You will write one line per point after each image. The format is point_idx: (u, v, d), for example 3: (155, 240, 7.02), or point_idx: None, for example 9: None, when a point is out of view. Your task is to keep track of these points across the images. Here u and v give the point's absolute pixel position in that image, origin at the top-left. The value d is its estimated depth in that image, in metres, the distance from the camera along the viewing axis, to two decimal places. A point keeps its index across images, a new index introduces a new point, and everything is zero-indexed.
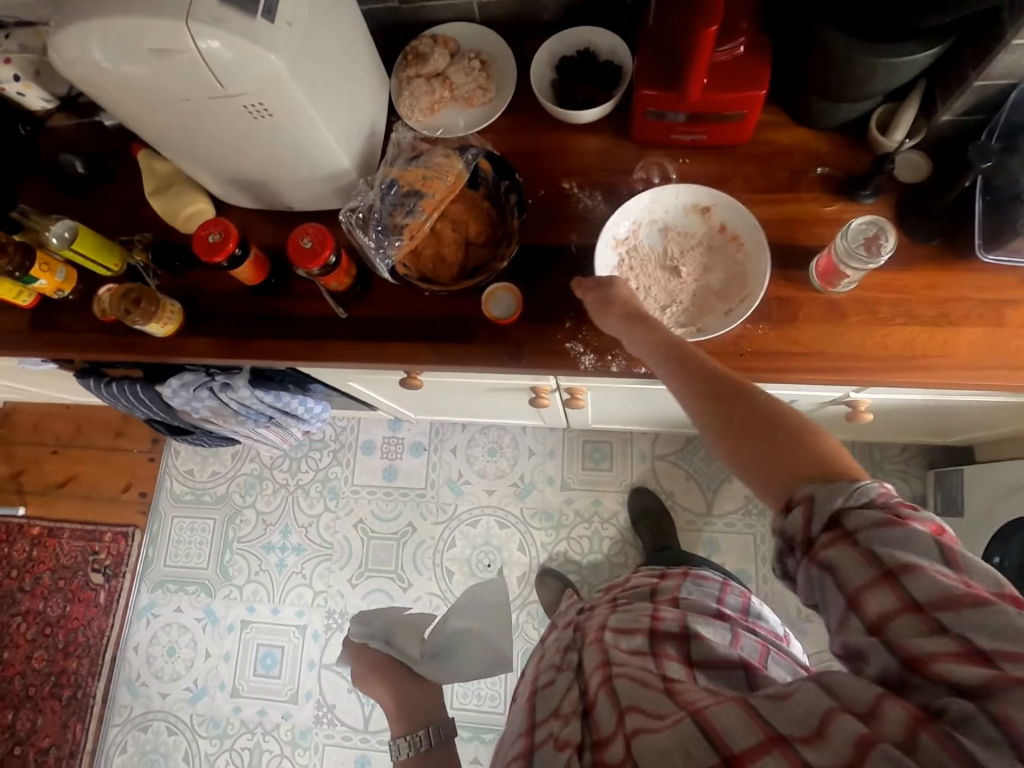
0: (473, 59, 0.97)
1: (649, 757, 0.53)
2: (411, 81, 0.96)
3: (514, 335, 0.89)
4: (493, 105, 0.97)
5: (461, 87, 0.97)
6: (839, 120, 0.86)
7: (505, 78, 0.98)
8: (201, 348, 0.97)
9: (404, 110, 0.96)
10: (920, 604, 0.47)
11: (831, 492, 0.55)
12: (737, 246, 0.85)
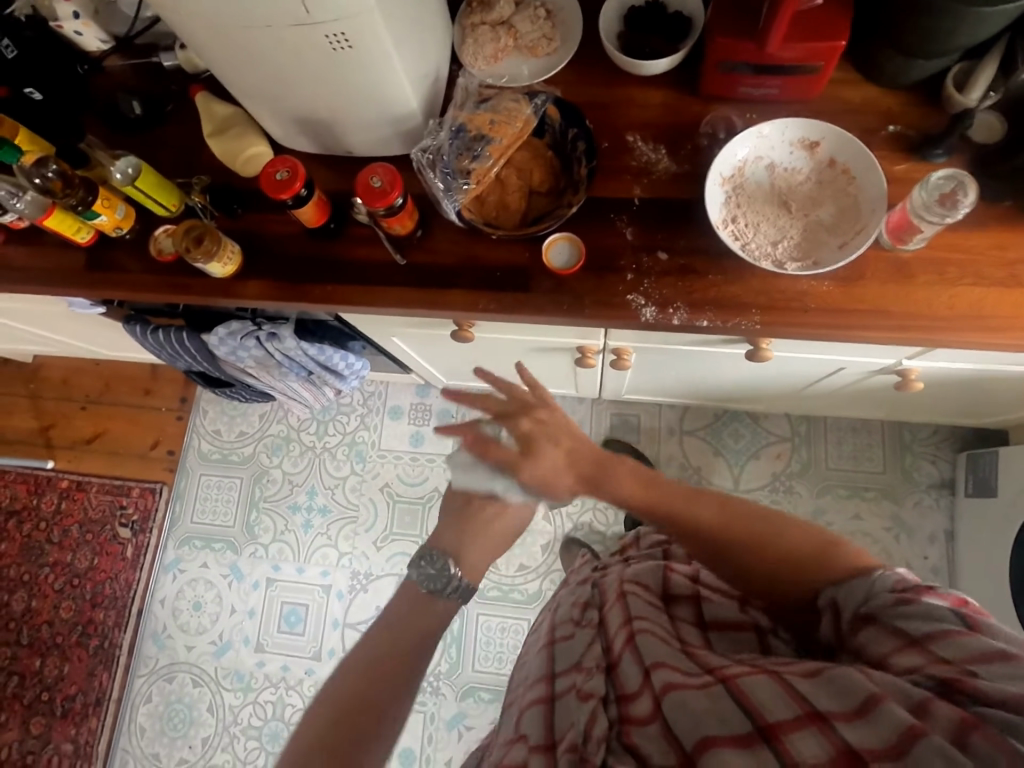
0: (539, 7, 0.96)
1: (682, 711, 0.59)
2: (476, 28, 0.96)
3: (575, 286, 0.89)
4: (558, 55, 0.96)
5: (526, 36, 0.96)
6: (914, 78, 0.85)
7: (570, 27, 0.97)
8: (257, 291, 0.97)
9: (468, 59, 0.96)
10: (948, 658, 0.56)
11: (851, 593, 0.69)
12: (848, 180, 0.84)
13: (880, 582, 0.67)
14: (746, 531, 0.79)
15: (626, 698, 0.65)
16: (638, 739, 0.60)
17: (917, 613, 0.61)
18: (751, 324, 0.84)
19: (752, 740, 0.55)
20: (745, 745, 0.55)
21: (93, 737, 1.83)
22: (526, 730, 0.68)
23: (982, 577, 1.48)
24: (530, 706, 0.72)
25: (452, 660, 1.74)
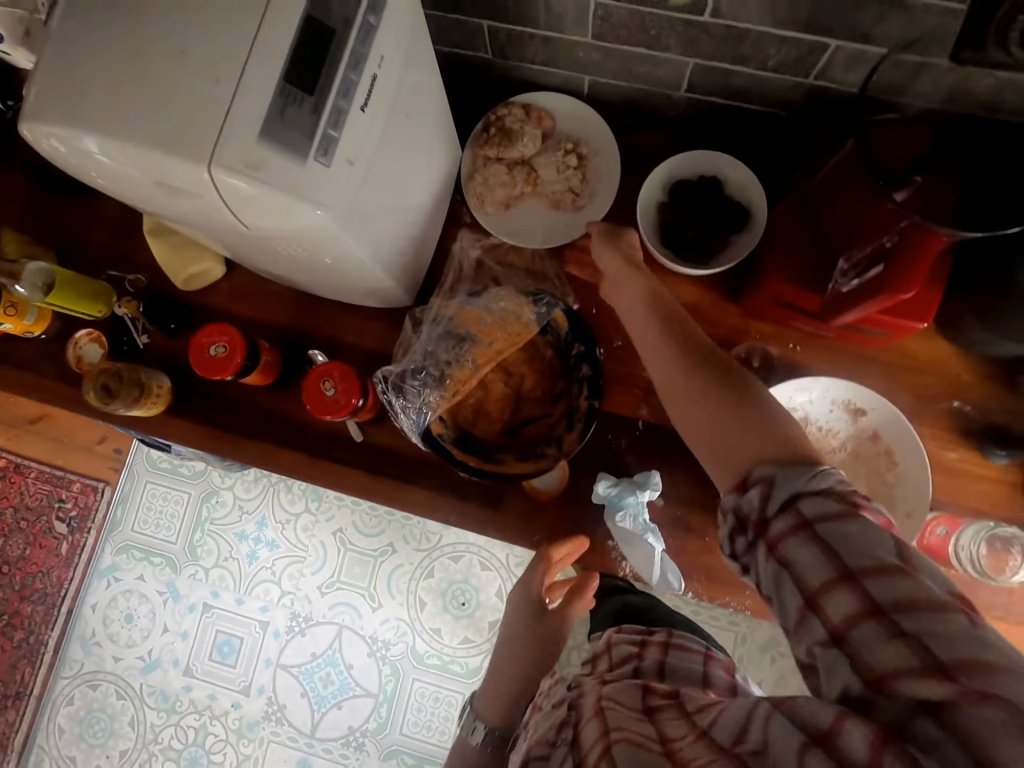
0: (571, 151, 0.77)
1: None
2: (489, 164, 0.76)
3: (551, 515, 0.76)
4: (585, 213, 0.78)
5: (548, 183, 0.77)
6: (996, 354, 0.71)
7: (604, 183, 0.78)
8: (187, 436, 0.82)
9: (475, 202, 0.77)
10: (880, 607, 0.43)
11: (790, 474, 0.50)
12: (890, 464, 0.71)
13: (819, 475, 0.48)
14: (757, 418, 0.54)
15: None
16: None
17: (853, 539, 0.45)
18: (741, 607, 0.73)
19: None
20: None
21: (11, 729, 1.82)
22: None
23: None
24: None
25: (380, 719, 1.71)
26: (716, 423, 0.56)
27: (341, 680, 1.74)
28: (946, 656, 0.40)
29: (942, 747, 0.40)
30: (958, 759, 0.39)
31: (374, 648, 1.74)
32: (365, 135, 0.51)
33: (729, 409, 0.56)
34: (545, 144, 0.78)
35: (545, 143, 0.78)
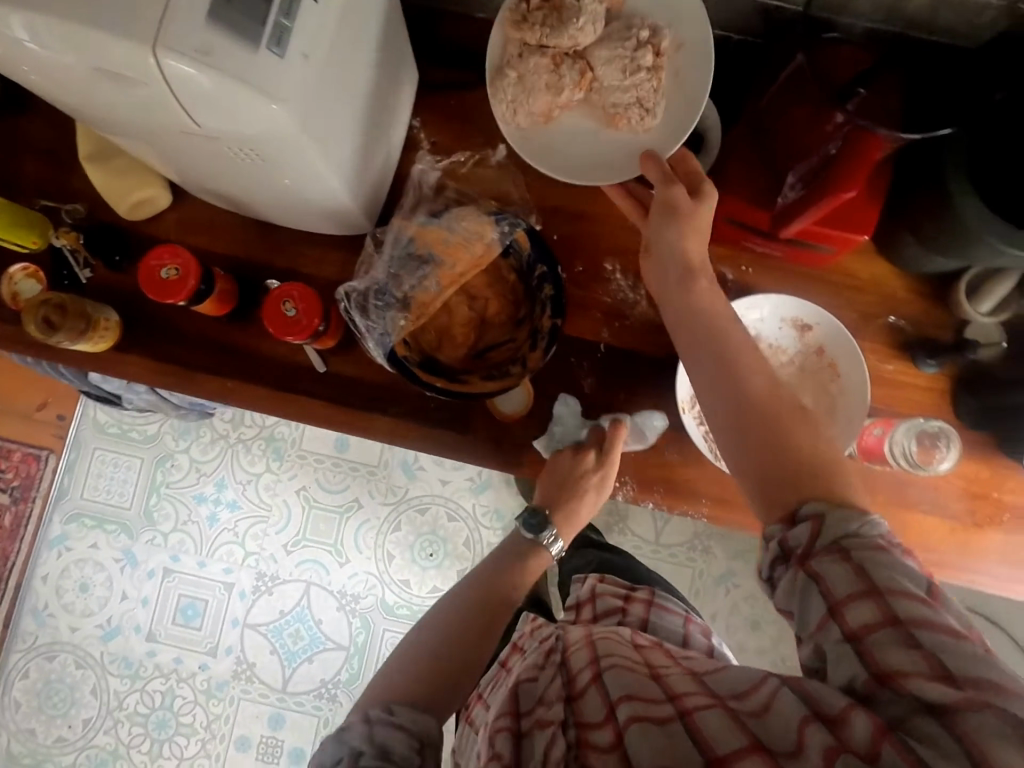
0: (643, 45, 0.67)
1: (643, 748, 0.48)
2: (530, 57, 0.67)
3: (518, 437, 0.78)
4: (649, 132, 0.70)
5: (608, 91, 0.68)
6: (928, 270, 0.76)
7: (676, 95, 0.69)
8: (141, 372, 0.80)
9: (506, 106, 0.69)
10: (900, 620, 0.46)
11: (844, 514, 0.52)
12: (833, 375, 0.75)
13: (873, 518, 0.51)
14: (827, 466, 0.56)
15: (585, 727, 0.53)
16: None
17: (889, 562, 0.48)
18: (698, 515, 0.77)
19: None
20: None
21: None
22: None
23: None
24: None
25: (353, 671, 1.74)
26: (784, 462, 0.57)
27: (311, 635, 1.74)
28: (956, 668, 0.44)
29: (936, 739, 0.42)
30: (952, 750, 0.41)
31: (344, 602, 1.75)
32: (319, 30, 0.49)
33: (789, 452, 0.57)
34: (610, 31, 0.67)
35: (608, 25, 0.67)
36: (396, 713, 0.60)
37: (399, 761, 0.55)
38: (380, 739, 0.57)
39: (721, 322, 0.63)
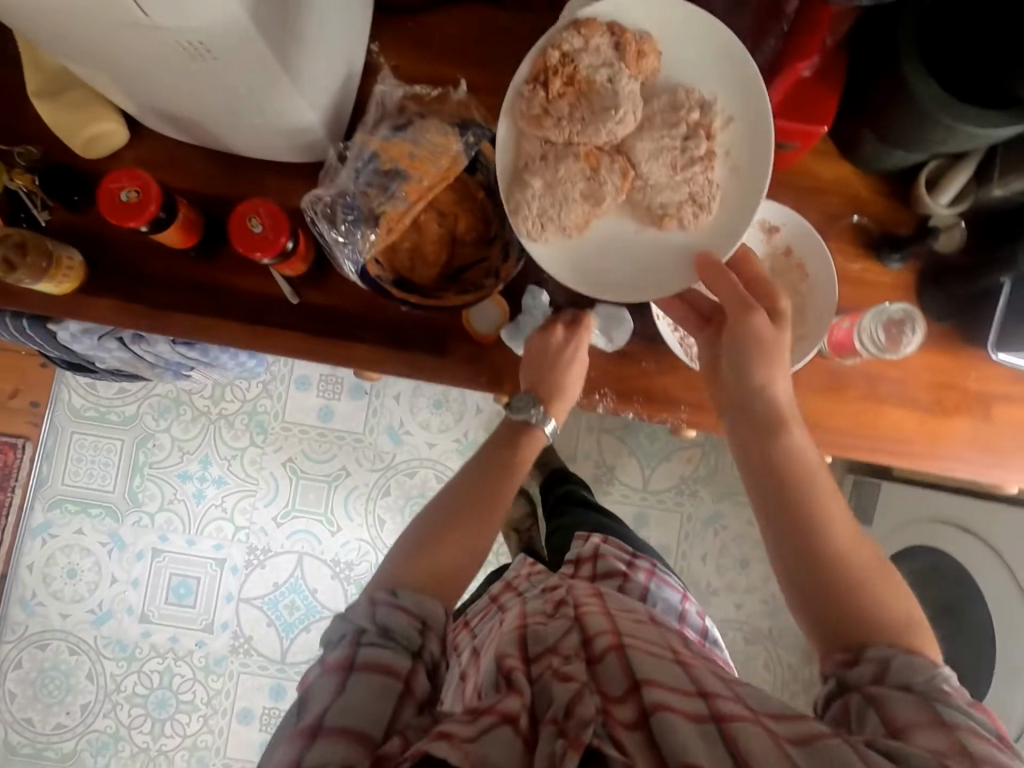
0: (692, 132, 0.66)
1: (670, 739, 0.50)
2: (561, 159, 0.67)
3: (496, 355, 0.79)
4: (702, 231, 0.69)
5: (654, 190, 0.68)
6: (889, 167, 0.77)
7: (735, 186, 0.68)
8: (109, 314, 0.78)
9: (533, 219, 0.68)
10: (972, 753, 0.50)
11: (910, 661, 0.56)
12: (802, 275, 0.77)
13: (941, 671, 0.55)
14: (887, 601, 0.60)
15: (608, 697, 0.54)
16: (627, 741, 0.50)
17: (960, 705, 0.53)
18: (678, 422, 0.79)
19: None
20: None
21: None
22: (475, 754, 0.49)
23: None
24: (480, 717, 0.52)
25: None
26: (849, 597, 0.60)
27: (307, 605, 1.74)
28: None
29: None
30: None
31: (338, 570, 1.75)
32: None
33: (852, 582, 0.60)
34: (651, 119, 0.67)
35: (647, 111, 0.67)
36: (399, 596, 0.62)
37: (400, 639, 0.59)
38: (382, 619, 0.60)
39: (812, 465, 0.64)
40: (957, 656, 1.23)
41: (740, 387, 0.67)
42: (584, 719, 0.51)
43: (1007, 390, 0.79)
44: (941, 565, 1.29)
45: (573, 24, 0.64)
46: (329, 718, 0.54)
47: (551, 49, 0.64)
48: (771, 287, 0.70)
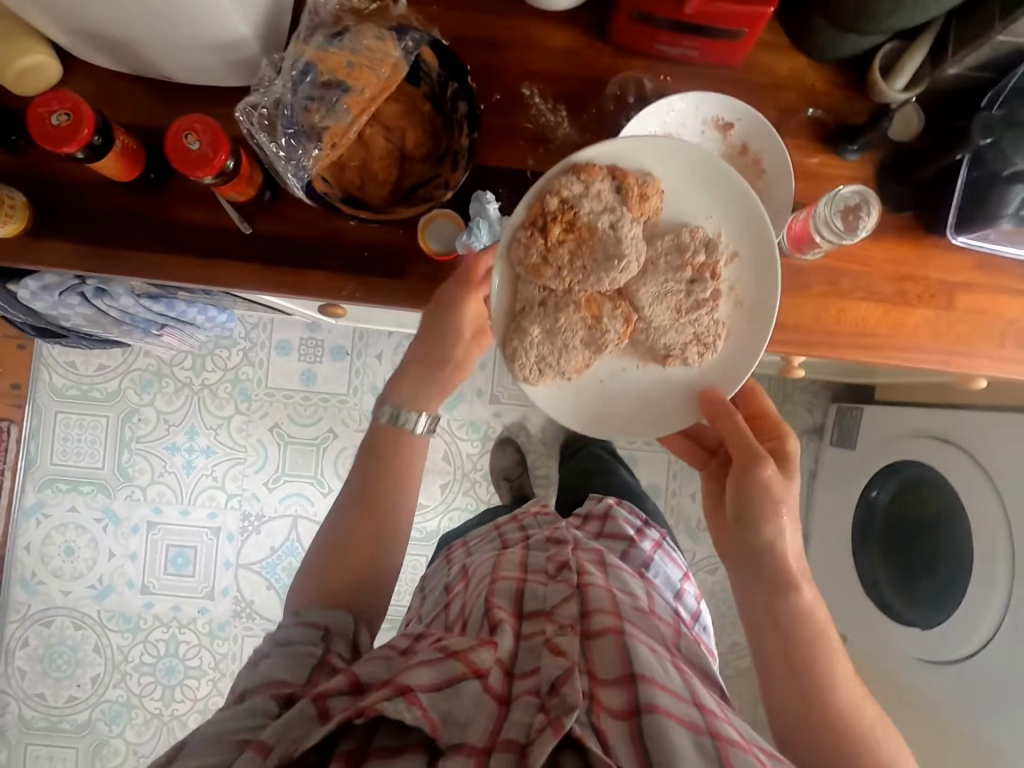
0: (698, 277, 0.65)
1: (658, 734, 0.52)
2: (560, 303, 0.64)
3: (455, 274, 0.78)
4: (705, 373, 0.68)
5: (662, 335, 0.66)
6: (844, 55, 0.75)
7: (740, 324, 0.67)
8: (58, 255, 0.76)
9: (530, 364, 0.65)
10: None
11: None
12: (759, 172, 0.75)
13: None
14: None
15: (597, 679, 0.57)
16: (607, 727, 0.53)
17: None
18: None
19: None
20: None
21: None
22: (439, 713, 0.52)
23: (832, 517, 1.57)
24: (453, 666, 0.56)
25: None
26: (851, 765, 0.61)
27: None
28: None
29: None
30: None
31: None
32: None
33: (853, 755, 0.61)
34: (655, 262, 0.65)
35: (651, 253, 0.65)
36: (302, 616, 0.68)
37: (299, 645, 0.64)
38: (283, 635, 0.65)
39: (820, 628, 0.66)
40: (955, 566, 1.20)
41: (750, 540, 0.69)
42: (568, 701, 0.52)
43: (970, 278, 0.78)
44: (924, 477, 1.28)
45: (573, 167, 0.62)
46: (252, 685, 0.60)
47: (549, 197, 0.62)
48: (779, 428, 0.74)
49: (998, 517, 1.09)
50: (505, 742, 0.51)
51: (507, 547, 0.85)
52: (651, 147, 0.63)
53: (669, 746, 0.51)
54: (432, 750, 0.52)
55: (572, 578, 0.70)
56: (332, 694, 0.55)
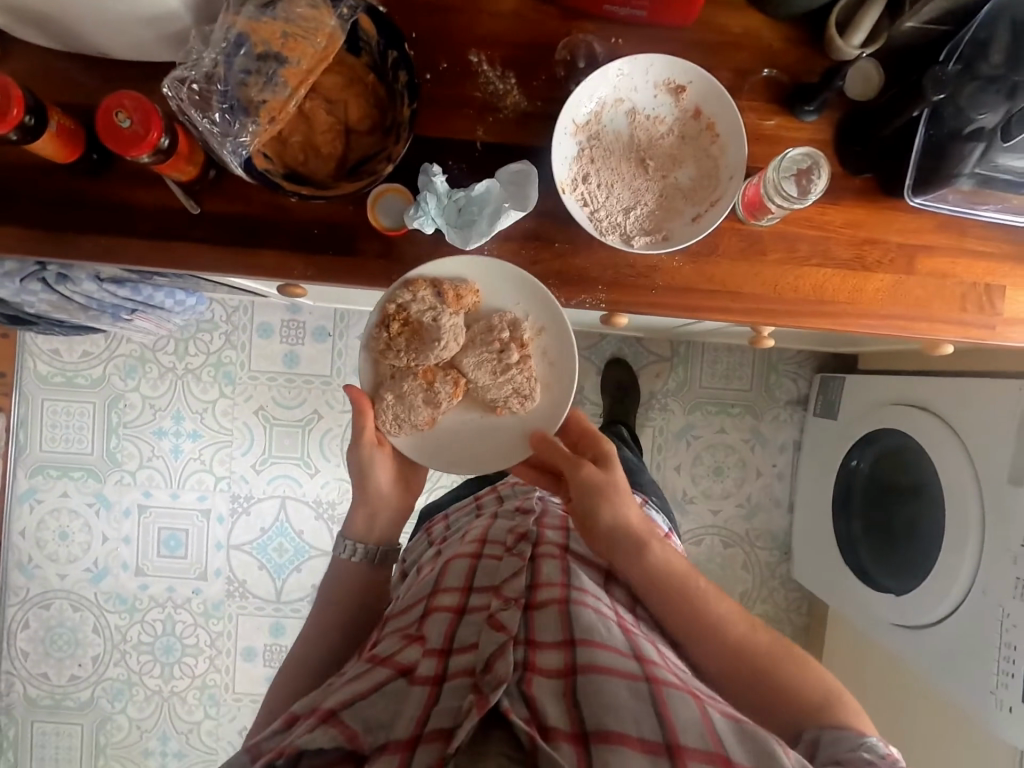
0: (508, 348, 0.75)
1: (594, 693, 0.55)
2: (401, 373, 0.75)
3: (406, 249, 0.77)
4: (531, 416, 0.77)
5: (488, 391, 0.76)
6: (801, 10, 0.73)
7: (550, 380, 0.77)
8: (5, 239, 0.75)
9: (389, 423, 0.75)
10: None
11: (834, 740, 0.59)
12: (712, 138, 0.74)
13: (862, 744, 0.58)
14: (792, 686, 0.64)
15: (535, 645, 0.60)
16: (539, 689, 0.55)
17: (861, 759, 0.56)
18: (598, 302, 0.76)
19: (656, 750, 0.51)
20: (643, 750, 0.51)
21: None
22: (359, 723, 0.52)
23: (814, 488, 1.57)
24: (380, 673, 0.57)
25: None
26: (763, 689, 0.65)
27: (295, 546, 1.79)
28: None
29: None
30: None
31: (321, 510, 1.79)
32: None
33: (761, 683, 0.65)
34: (473, 339, 0.76)
35: (470, 334, 0.76)
36: None
37: None
38: None
39: (682, 571, 0.70)
40: (929, 532, 1.21)
41: (597, 531, 0.72)
42: (498, 677, 0.55)
43: (930, 241, 0.77)
44: (903, 445, 1.28)
45: (403, 282, 0.72)
46: None
47: (387, 304, 0.72)
48: (596, 439, 0.79)
49: (970, 480, 1.11)
50: (434, 729, 0.52)
51: (482, 514, 0.89)
52: (461, 260, 0.73)
53: (602, 697, 0.54)
54: (360, 757, 0.52)
55: (527, 551, 0.73)
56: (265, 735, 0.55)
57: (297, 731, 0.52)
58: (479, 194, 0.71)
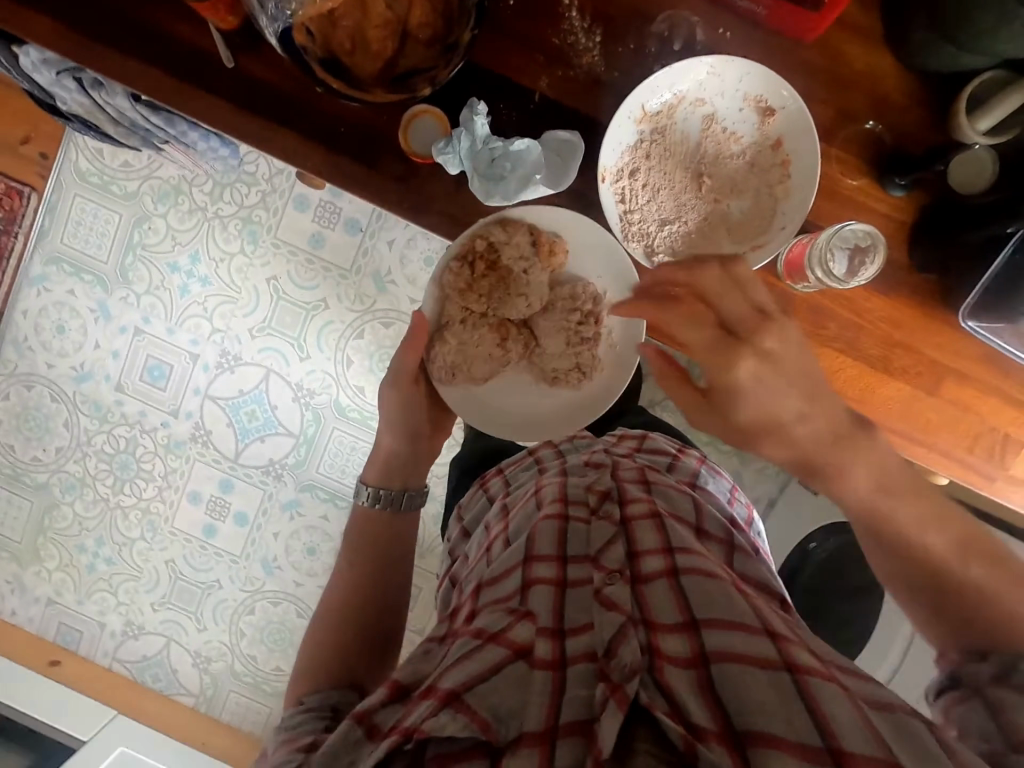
0: (585, 321, 0.73)
1: (736, 686, 0.51)
2: (475, 323, 0.74)
3: (427, 182, 0.72)
4: (584, 395, 0.77)
5: (552, 360, 0.76)
6: (935, 67, 0.63)
7: (615, 364, 0.75)
8: (35, 29, 0.71)
9: (447, 368, 0.74)
10: None
11: None
12: (782, 176, 0.66)
13: None
14: None
15: (656, 627, 0.56)
16: (674, 679, 0.52)
17: None
18: None
19: (821, 756, 0.47)
20: (806, 753, 0.47)
21: None
22: (488, 711, 0.49)
23: None
24: (496, 652, 0.53)
25: (300, 456, 1.83)
26: None
27: (266, 417, 1.82)
28: None
29: None
30: None
31: (299, 394, 1.80)
32: None
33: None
34: (552, 305, 0.75)
35: (551, 300, 0.75)
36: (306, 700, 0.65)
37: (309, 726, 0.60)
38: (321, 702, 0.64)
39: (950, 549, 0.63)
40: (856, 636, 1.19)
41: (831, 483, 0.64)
42: (629, 666, 0.53)
43: (964, 368, 0.70)
44: None
45: (500, 219, 0.69)
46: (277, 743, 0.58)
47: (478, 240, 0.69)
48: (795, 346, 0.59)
49: None
50: (570, 723, 0.49)
51: (546, 469, 0.84)
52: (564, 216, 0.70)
53: (742, 685, 0.51)
54: (492, 749, 0.49)
55: (616, 515, 0.68)
56: (377, 710, 0.53)
57: (412, 712, 0.50)
58: (517, 150, 0.65)
